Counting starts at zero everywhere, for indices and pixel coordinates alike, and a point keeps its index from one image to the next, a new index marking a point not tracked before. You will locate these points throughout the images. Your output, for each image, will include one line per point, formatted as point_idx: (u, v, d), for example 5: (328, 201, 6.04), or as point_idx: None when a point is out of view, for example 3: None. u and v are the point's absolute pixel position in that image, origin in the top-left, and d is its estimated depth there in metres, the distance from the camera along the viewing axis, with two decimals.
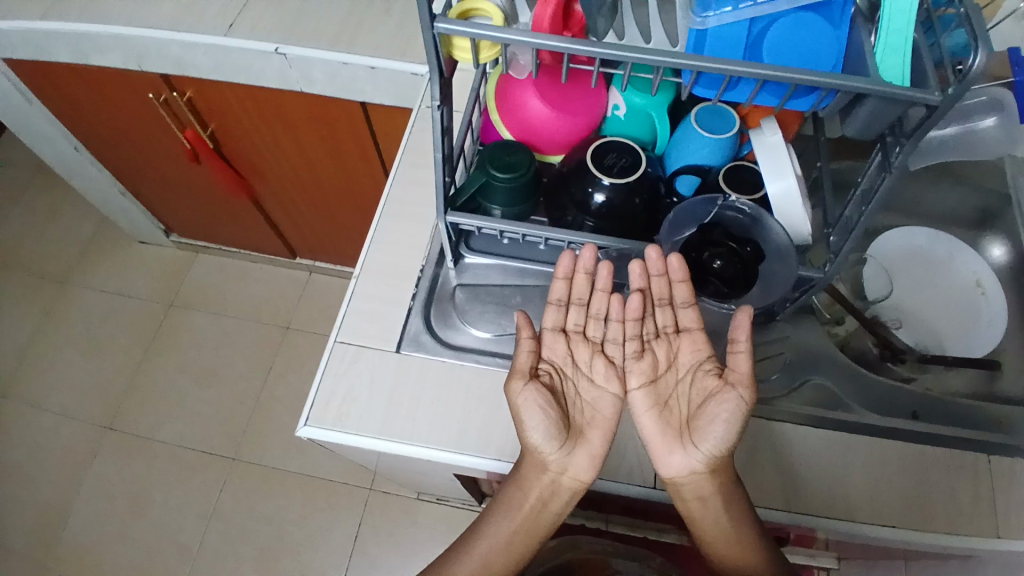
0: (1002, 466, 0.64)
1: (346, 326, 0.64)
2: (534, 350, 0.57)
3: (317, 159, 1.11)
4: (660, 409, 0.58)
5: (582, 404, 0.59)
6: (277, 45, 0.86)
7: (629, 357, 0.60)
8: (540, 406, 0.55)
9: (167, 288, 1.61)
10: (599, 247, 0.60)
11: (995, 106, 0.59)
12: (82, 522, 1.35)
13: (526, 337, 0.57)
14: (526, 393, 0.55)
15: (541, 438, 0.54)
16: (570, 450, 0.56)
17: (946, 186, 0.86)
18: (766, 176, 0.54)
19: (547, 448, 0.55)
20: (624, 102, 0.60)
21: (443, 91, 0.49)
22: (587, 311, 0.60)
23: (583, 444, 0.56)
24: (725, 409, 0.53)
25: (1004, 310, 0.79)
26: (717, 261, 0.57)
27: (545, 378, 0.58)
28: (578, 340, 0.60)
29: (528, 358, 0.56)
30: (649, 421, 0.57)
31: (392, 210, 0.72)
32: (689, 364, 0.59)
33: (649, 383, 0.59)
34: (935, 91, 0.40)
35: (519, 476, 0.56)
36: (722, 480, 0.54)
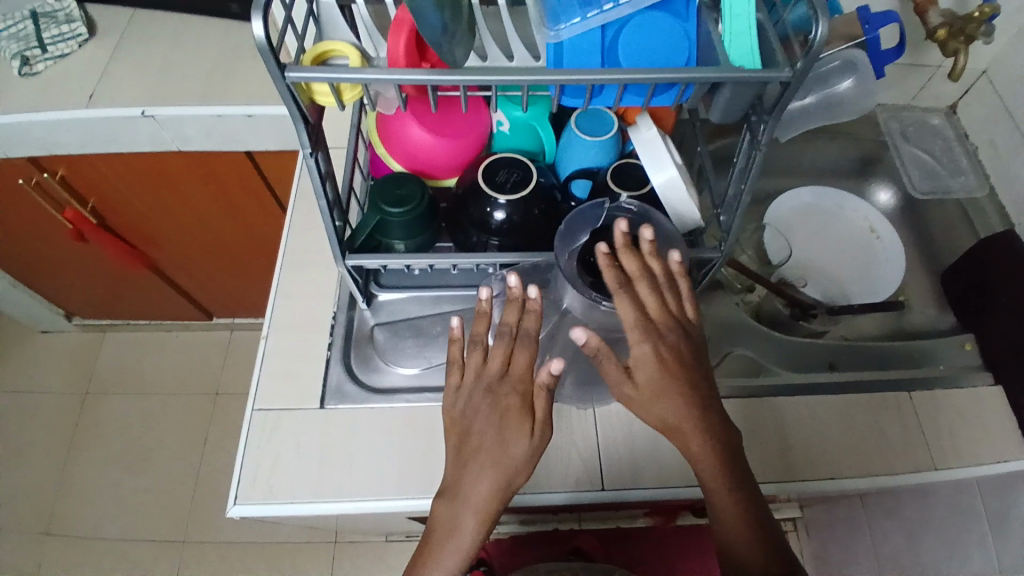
0: (924, 399, 0.68)
1: (262, 392, 0.61)
2: (532, 426, 0.49)
3: (212, 217, 1.06)
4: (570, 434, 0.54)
5: None
6: (142, 109, 0.81)
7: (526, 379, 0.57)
8: (500, 488, 0.47)
9: (80, 376, 1.50)
10: (507, 264, 0.59)
11: (849, 68, 0.60)
12: None
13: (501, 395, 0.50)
14: (482, 476, 0.48)
15: (497, 515, 0.48)
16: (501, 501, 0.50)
17: (824, 143, 0.92)
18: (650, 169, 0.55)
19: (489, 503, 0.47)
20: (507, 117, 0.61)
21: (313, 137, 0.47)
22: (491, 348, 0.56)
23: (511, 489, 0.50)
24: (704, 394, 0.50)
25: (899, 249, 0.84)
26: None
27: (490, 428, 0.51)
28: None
29: (493, 432, 0.49)
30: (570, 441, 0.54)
31: (293, 262, 0.69)
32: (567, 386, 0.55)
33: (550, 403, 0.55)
34: (784, 68, 0.42)
35: (466, 562, 0.47)
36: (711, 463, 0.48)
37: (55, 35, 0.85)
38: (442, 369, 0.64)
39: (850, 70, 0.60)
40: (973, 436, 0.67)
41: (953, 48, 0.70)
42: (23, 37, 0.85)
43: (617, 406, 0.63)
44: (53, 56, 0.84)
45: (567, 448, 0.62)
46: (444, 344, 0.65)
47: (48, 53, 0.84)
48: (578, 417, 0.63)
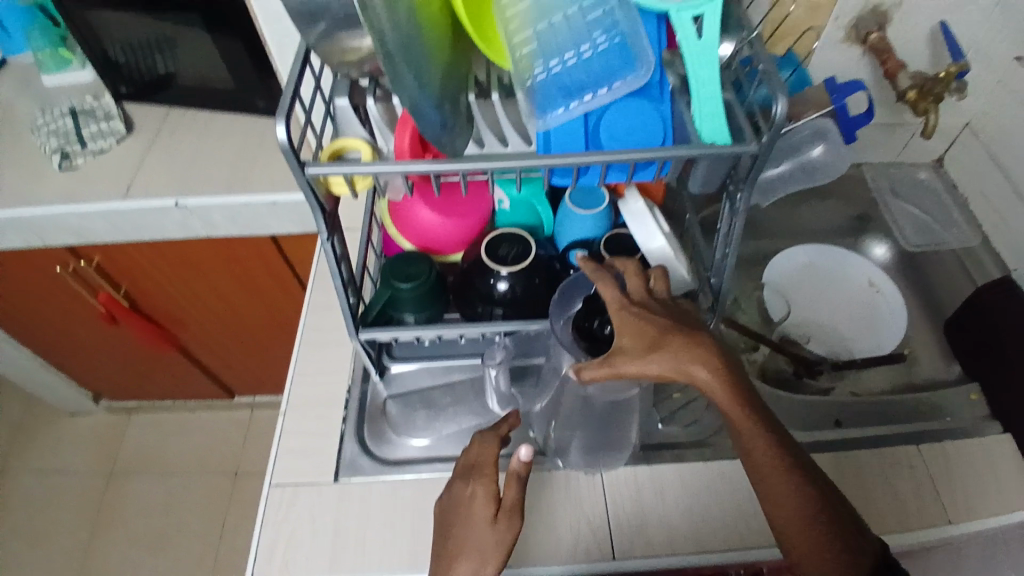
0: (934, 453, 0.68)
1: (279, 467, 0.64)
2: (496, 512, 0.50)
3: (235, 297, 1.11)
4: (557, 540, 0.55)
5: None
6: (175, 199, 0.88)
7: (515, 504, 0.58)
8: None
9: (103, 456, 1.52)
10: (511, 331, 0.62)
11: (819, 135, 0.63)
12: None
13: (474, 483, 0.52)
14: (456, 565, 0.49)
15: None
16: None
17: (819, 203, 0.96)
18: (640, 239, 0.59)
19: None
20: (507, 196, 0.65)
21: (328, 223, 0.52)
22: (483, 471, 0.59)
23: None
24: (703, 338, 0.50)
25: (901, 302, 0.86)
26: (608, 326, 0.54)
27: None
28: None
29: (468, 516, 0.50)
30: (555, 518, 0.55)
31: (310, 339, 0.73)
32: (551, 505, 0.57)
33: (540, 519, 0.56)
34: (752, 142, 0.46)
35: None
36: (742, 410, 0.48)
37: (95, 132, 0.94)
38: (452, 439, 0.66)
39: (822, 138, 0.64)
40: (990, 490, 0.66)
41: (924, 107, 0.74)
42: (62, 133, 0.94)
43: (623, 471, 0.64)
44: (92, 151, 0.93)
45: (575, 514, 0.62)
46: (455, 416, 0.67)
47: (88, 149, 0.93)
48: (586, 483, 0.64)
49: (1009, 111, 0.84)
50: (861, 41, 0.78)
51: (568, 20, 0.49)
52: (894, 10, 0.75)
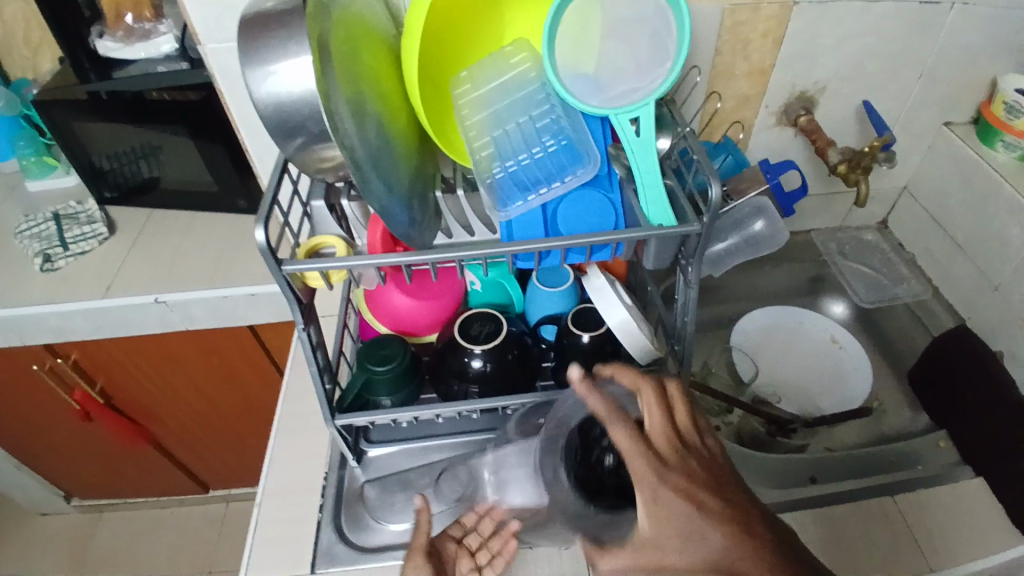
0: (908, 503, 0.69)
1: (255, 561, 0.63)
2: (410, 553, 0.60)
3: (213, 388, 1.11)
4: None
5: None
6: (154, 295, 0.90)
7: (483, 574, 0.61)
8: None
9: (72, 563, 1.45)
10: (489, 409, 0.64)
11: (759, 211, 0.67)
12: None
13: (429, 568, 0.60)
14: None
15: None
16: None
17: (772, 266, 1.00)
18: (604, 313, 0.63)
19: None
20: (478, 277, 0.69)
21: (305, 314, 0.54)
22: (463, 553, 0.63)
23: None
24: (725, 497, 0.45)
25: (863, 357, 0.90)
26: (607, 457, 0.58)
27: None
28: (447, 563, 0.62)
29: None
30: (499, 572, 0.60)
31: (287, 427, 0.73)
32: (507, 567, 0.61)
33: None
34: (695, 222, 0.51)
35: None
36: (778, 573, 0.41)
37: (77, 235, 0.97)
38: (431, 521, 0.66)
39: (762, 214, 0.67)
40: (967, 537, 0.67)
41: (853, 179, 0.82)
42: (45, 237, 0.96)
43: None
44: (75, 253, 0.95)
45: None
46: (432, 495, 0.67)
47: (70, 251, 0.95)
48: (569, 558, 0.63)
49: (936, 176, 0.92)
50: (792, 123, 0.85)
51: (520, 126, 0.55)
52: (818, 94, 0.83)
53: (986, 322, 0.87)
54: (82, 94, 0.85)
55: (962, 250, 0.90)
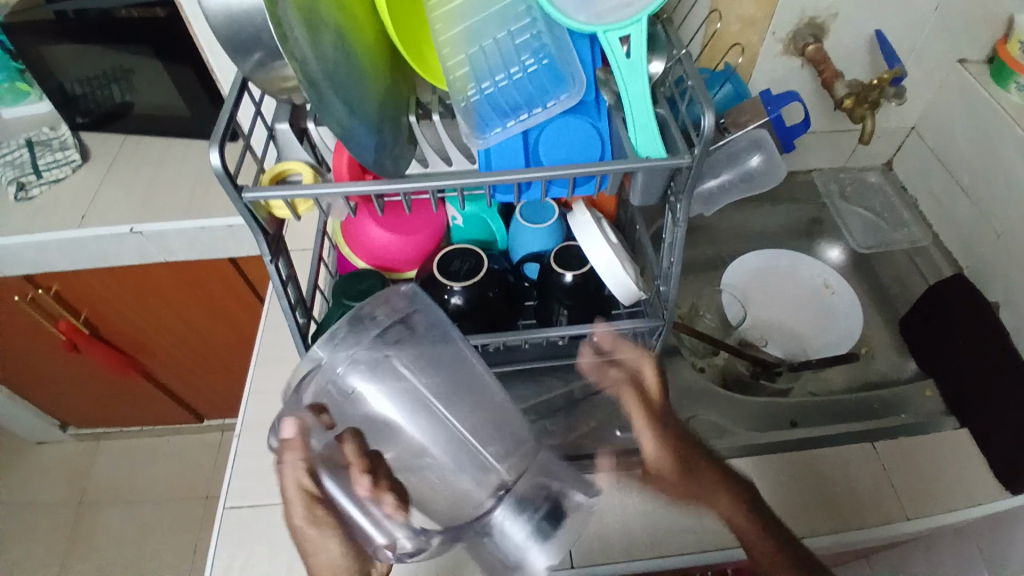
0: (888, 448, 0.69)
1: (234, 490, 0.63)
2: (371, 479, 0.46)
3: (200, 320, 1.10)
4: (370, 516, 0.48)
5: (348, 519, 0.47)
6: (131, 225, 0.88)
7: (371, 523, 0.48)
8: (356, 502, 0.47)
9: (72, 488, 1.49)
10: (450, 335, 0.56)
11: (755, 145, 0.63)
12: None
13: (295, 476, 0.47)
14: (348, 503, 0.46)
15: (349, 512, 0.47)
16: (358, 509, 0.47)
17: (769, 208, 0.99)
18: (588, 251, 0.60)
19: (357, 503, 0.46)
20: (459, 212, 0.66)
21: (272, 246, 0.52)
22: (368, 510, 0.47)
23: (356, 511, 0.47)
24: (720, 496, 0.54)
25: (854, 302, 0.88)
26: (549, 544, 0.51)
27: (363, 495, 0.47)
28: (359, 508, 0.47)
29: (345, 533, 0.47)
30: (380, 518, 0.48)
31: (265, 360, 0.72)
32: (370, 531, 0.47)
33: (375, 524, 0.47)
34: (685, 155, 0.47)
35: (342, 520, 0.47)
36: (774, 554, 0.50)
37: (50, 162, 0.92)
38: None
39: (758, 147, 0.63)
40: (946, 481, 0.67)
41: (860, 114, 0.77)
42: (17, 164, 0.92)
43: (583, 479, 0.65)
44: (48, 181, 0.91)
45: None
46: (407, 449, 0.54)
47: (43, 178, 0.91)
48: None
49: (944, 116, 0.88)
50: (799, 54, 0.80)
51: (497, 44, 0.51)
52: (829, 22, 0.79)
53: (983, 269, 0.85)
54: (48, 14, 0.80)
55: (965, 195, 0.87)
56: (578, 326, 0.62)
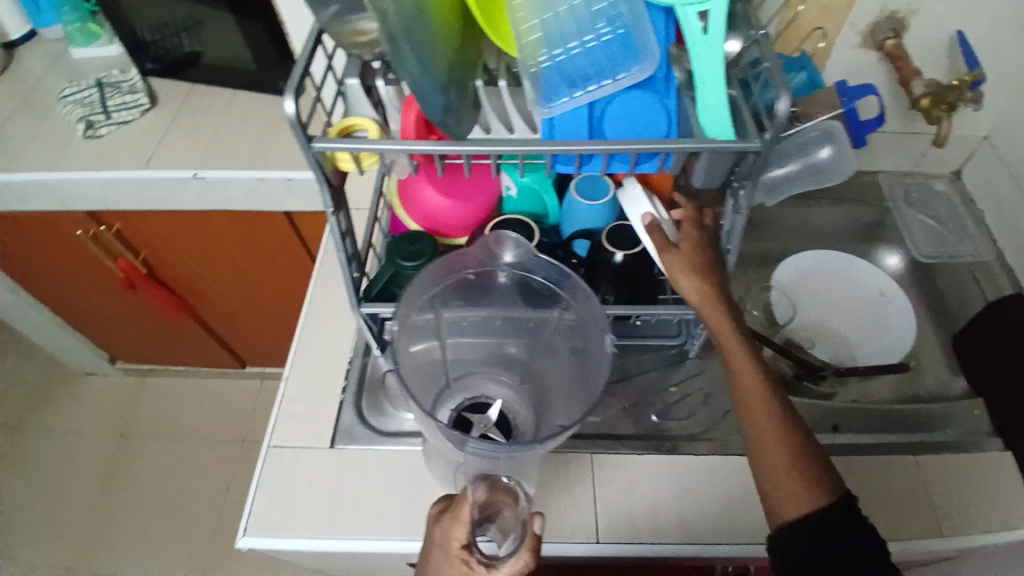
0: (929, 463, 0.68)
1: (279, 430, 0.66)
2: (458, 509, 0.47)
3: (250, 270, 1.14)
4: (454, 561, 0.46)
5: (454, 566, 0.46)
6: (195, 171, 0.91)
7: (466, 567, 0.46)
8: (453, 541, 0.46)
9: (117, 419, 1.57)
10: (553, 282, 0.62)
11: (826, 137, 0.63)
12: None
13: (450, 524, 0.47)
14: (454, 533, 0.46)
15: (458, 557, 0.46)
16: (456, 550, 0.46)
17: (829, 207, 0.96)
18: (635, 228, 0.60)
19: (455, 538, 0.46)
20: (514, 183, 0.66)
21: (335, 198, 0.53)
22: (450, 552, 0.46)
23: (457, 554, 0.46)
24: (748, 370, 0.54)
25: (909, 311, 0.86)
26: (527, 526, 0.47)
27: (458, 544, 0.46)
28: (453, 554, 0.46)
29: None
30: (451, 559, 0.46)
31: (315, 311, 0.75)
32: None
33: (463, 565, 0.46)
34: (755, 139, 0.47)
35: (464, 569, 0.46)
36: (783, 464, 0.50)
37: (119, 103, 0.96)
38: None
39: (829, 139, 0.63)
40: (985, 503, 0.66)
41: (936, 116, 0.73)
42: (88, 103, 0.95)
43: (614, 458, 0.66)
44: (117, 121, 0.95)
45: (564, 499, 0.63)
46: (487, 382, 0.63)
47: (112, 119, 0.95)
48: (577, 468, 0.65)
49: None
50: (877, 47, 0.78)
51: (573, 8, 0.50)
52: (910, 17, 0.76)
53: None
54: None
55: None
56: (624, 306, 0.62)
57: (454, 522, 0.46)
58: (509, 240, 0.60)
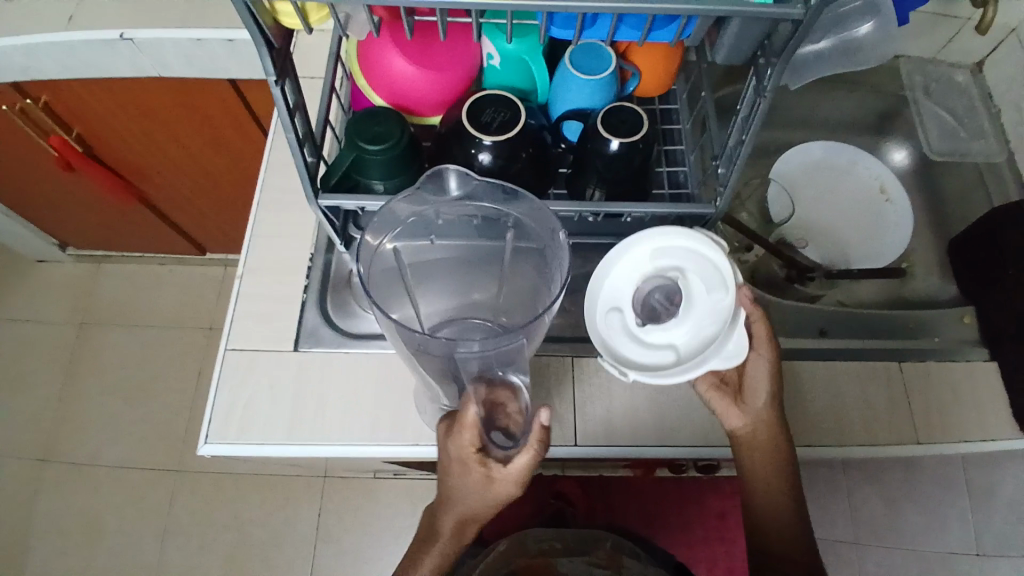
0: (915, 371, 0.66)
1: (235, 331, 0.60)
2: (462, 421, 0.44)
3: (200, 149, 1.03)
4: (472, 470, 0.45)
5: (472, 475, 0.46)
6: (120, 32, 0.76)
7: (485, 475, 0.45)
8: (470, 452, 0.45)
9: (75, 307, 1.50)
10: (511, 197, 0.54)
11: (869, 10, 0.56)
12: (39, 555, 1.30)
13: (458, 435, 0.45)
14: (463, 446, 0.45)
15: (483, 469, 0.45)
16: (475, 461, 0.45)
17: (842, 95, 0.88)
18: (717, 278, 0.48)
19: (470, 447, 0.45)
20: (497, 50, 0.55)
21: (278, 64, 0.43)
22: (466, 461, 0.45)
23: (473, 465, 0.45)
24: (769, 363, 0.52)
25: (910, 215, 0.81)
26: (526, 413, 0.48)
27: (475, 452, 0.45)
28: (469, 465, 0.45)
29: (482, 498, 0.46)
30: (466, 468, 0.46)
31: (269, 200, 0.67)
32: (482, 483, 0.46)
33: (484, 473, 0.45)
34: (797, 5, 0.39)
35: (496, 476, 0.45)
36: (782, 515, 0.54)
37: None
38: None
39: (872, 14, 0.56)
40: (964, 411, 0.65)
41: None
42: None
43: (596, 363, 0.62)
44: None
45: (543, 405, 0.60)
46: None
47: None
48: (557, 372, 0.62)
49: None
50: None
51: None
52: None
53: None
54: None
55: None
56: (616, 204, 0.55)
57: (459, 434, 0.45)
58: (451, 173, 0.53)
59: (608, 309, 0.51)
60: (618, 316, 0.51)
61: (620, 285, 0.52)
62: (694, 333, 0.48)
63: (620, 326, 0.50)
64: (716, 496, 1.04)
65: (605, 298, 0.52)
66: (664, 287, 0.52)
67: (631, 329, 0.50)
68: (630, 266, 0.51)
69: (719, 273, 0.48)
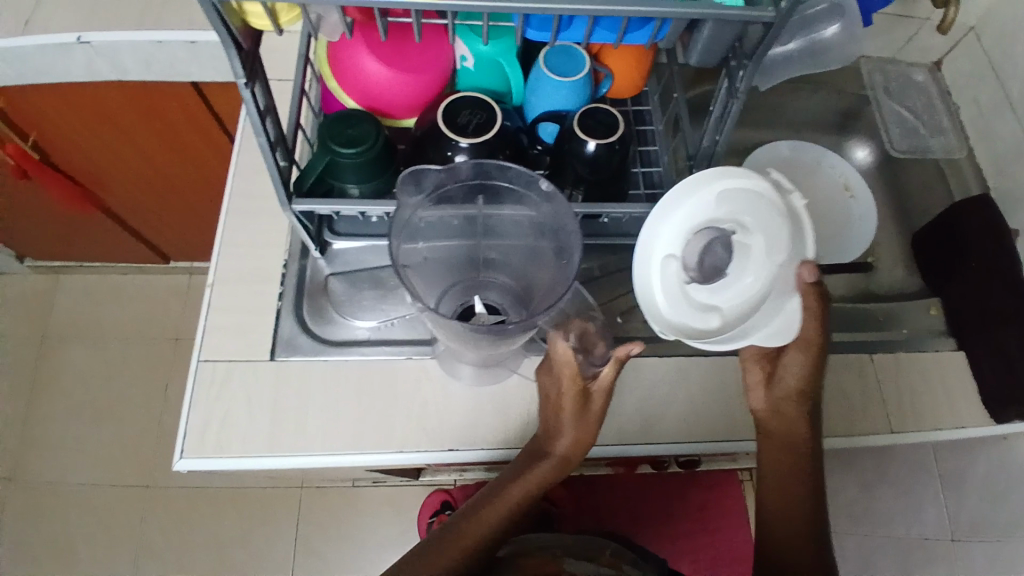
0: (886, 361, 0.67)
1: (209, 343, 0.59)
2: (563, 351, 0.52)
3: (165, 155, 1.00)
4: (580, 397, 0.52)
5: (581, 402, 0.52)
6: (77, 34, 0.73)
7: (590, 396, 0.52)
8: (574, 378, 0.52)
9: (33, 321, 1.44)
10: (503, 175, 0.53)
11: (834, 12, 0.59)
12: None
13: (558, 370, 0.53)
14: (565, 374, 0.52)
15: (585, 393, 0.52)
16: (580, 384, 0.52)
17: (807, 93, 0.90)
18: (785, 243, 0.48)
19: (574, 373, 0.52)
20: (471, 52, 0.55)
21: (248, 67, 0.42)
22: (574, 389, 0.52)
23: (577, 390, 0.52)
24: (805, 362, 0.51)
25: (873, 209, 0.82)
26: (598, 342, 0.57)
27: (579, 375, 0.52)
28: (576, 392, 0.52)
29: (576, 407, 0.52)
30: (573, 399, 0.52)
31: (240, 207, 0.65)
32: (590, 406, 0.52)
33: (590, 393, 0.52)
34: (768, 7, 0.39)
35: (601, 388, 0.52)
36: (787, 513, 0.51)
37: None
38: (402, 323, 0.62)
39: (837, 15, 0.59)
40: (933, 399, 0.67)
41: None
42: None
43: None
44: None
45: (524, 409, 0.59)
46: (481, 286, 0.60)
47: None
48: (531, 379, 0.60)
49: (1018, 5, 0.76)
50: None
51: None
52: None
53: (1013, 193, 0.76)
54: None
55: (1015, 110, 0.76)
56: (593, 205, 0.55)
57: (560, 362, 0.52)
58: (428, 169, 0.52)
59: (664, 256, 0.53)
60: (675, 262, 0.53)
61: (678, 236, 0.53)
62: (745, 300, 0.50)
63: (677, 274, 0.53)
64: (696, 487, 1.07)
65: (662, 246, 0.53)
66: (722, 239, 0.52)
67: (684, 278, 0.52)
68: (684, 217, 0.52)
69: (787, 241, 0.48)
